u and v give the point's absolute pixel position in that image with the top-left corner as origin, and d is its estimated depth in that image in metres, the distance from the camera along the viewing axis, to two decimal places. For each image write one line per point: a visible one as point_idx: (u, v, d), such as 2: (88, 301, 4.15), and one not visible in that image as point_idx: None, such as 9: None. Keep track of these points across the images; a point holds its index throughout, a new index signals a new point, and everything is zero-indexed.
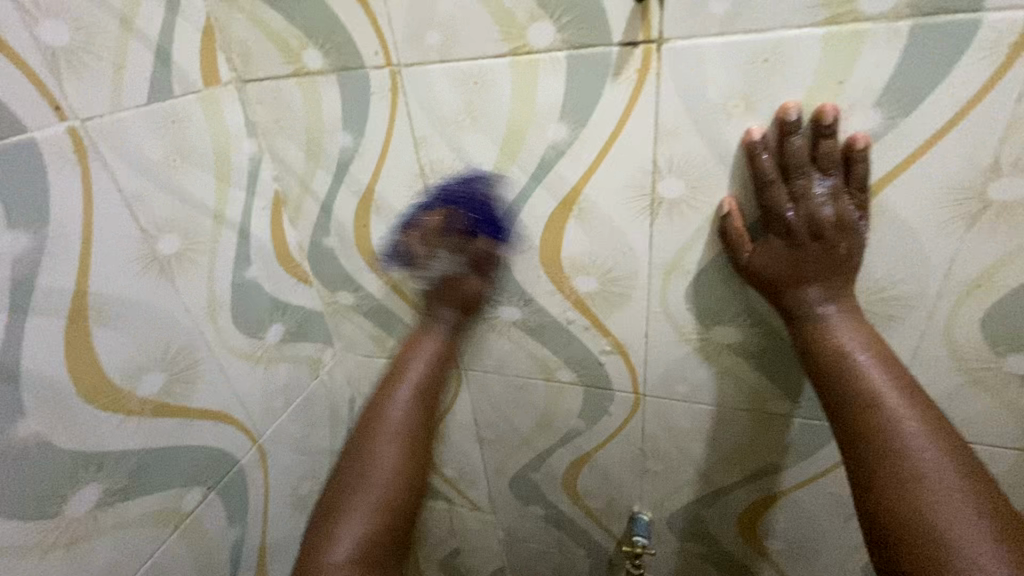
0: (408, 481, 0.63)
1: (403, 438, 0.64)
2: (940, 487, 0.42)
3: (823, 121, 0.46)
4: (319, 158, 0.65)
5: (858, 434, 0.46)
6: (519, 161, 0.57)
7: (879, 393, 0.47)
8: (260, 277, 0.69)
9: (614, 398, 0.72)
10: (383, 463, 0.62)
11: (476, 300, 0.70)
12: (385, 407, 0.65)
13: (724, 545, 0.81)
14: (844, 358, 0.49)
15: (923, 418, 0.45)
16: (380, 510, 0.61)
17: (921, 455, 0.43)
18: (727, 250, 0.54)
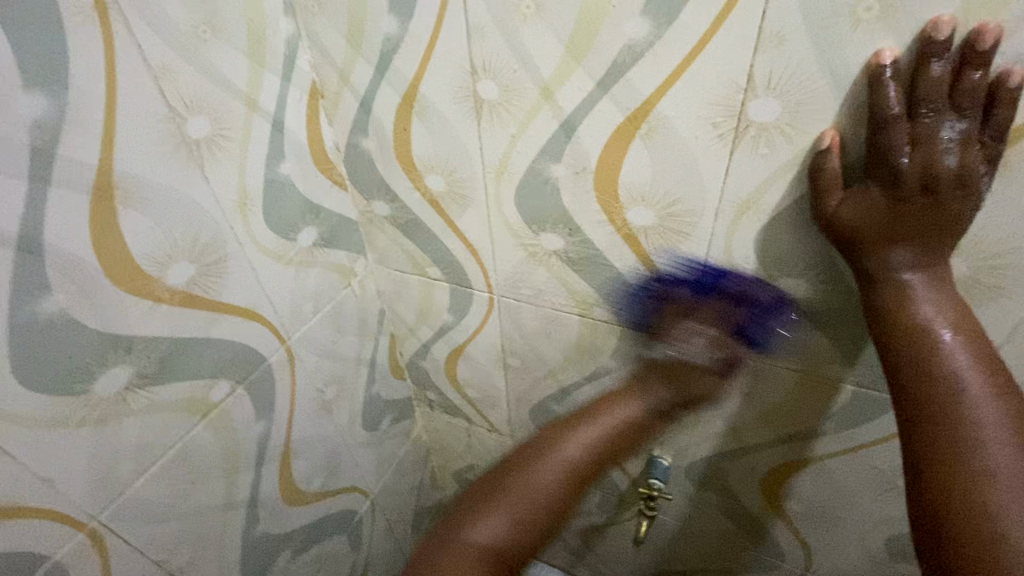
0: (551, 506, 0.58)
1: (569, 474, 0.60)
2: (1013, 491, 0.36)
3: (976, 47, 0.37)
4: (360, 46, 0.59)
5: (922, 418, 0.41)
6: (586, 64, 0.49)
7: (958, 372, 0.41)
8: (294, 175, 0.65)
9: (652, 343, 0.68)
10: (543, 477, 0.59)
11: (517, 223, 0.65)
12: (562, 437, 0.62)
13: (741, 500, 0.80)
14: (923, 328, 0.43)
15: (1008, 407, 0.40)
16: (517, 523, 0.56)
17: (996, 454, 0.38)
18: (811, 196, 0.48)
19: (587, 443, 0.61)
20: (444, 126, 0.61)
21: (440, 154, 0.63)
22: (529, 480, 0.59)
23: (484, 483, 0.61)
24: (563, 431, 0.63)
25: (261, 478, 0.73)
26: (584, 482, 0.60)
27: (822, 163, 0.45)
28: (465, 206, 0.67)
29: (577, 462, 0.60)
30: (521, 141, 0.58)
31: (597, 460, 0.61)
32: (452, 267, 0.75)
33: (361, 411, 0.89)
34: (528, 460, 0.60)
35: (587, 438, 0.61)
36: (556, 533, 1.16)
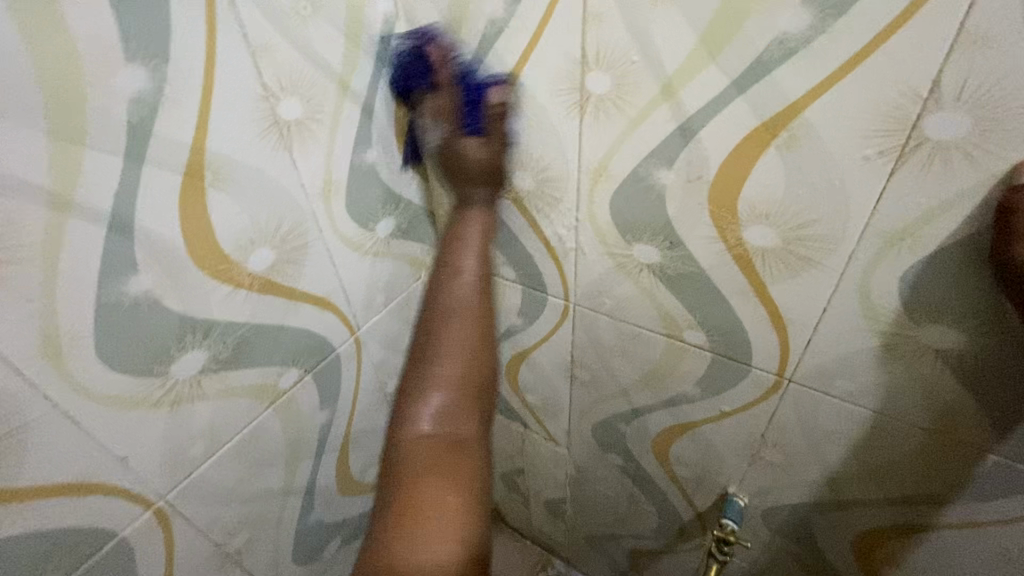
0: (479, 360, 0.48)
1: (469, 311, 0.50)
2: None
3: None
4: (460, 28, 0.54)
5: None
6: (722, 59, 0.42)
7: None
8: (378, 162, 0.62)
9: (749, 376, 0.61)
10: (453, 334, 0.48)
11: (609, 230, 0.59)
12: (449, 286, 0.52)
13: (826, 556, 0.72)
14: None
15: None
16: (457, 381, 0.46)
17: None
18: (993, 237, 0.39)
19: (474, 271, 0.53)
20: (541, 119, 0.56)
21: (532, 150, 0.58)
22: (428, 356, 0.47)
23: (407, 374, 0.47)
24: (446, 266, 0.53)
25: (320, 467, 0.72)
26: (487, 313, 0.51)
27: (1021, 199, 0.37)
28: (552, 208, 0.62)
29: (478, 301, 0.51)
30: (627, 142, 0.52)
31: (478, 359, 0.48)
32: (528, 270, 0.70)
33: None
34: (433, 331, 0.49)
35: (473, 275, 0.52)
36: (602, 550, 1.11)
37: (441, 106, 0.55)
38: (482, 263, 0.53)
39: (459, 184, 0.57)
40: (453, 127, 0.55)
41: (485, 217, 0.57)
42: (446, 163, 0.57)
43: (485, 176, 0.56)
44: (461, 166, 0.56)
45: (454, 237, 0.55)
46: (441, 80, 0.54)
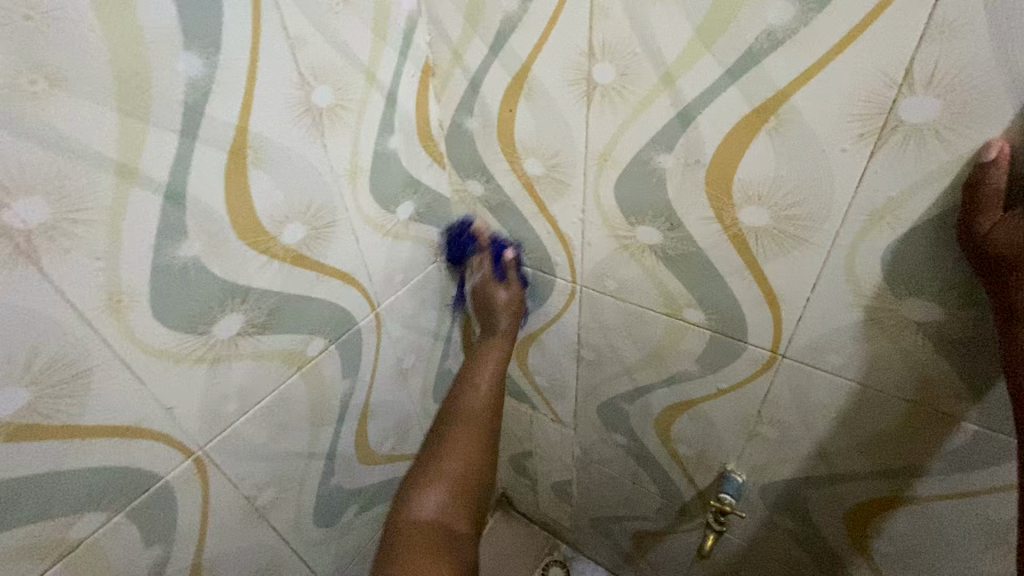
0: (483, 458, 0.67)
1: (478, 415, 0.71)
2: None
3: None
4: (477, 23, 0.59)
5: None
6: (716, 50, 0.47)
7: None
8: (400, 148, 0.67)
9: (745, 352, 0.64)
10: (461, 445, 0.67)
11: (613, 212, 0.63)
12: (467, 400, 0.73)
13: (821, 530, 0.75)
14: None
15: None
16: (458, 479, 0.64)
17: None
18: (961, 214, 0.43)
19: (488, 384, 0.75)
20: (551, 108, 0.60)
21: (543, 138, 0.63)
22: (439, 456, 0.66)
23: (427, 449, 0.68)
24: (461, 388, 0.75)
25: (341, 435, 0.77)
26: (495, 408, 0.73)
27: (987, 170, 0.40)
28: (561, 192, 0.66)
29: (494, 392, 0.75)
30: (630, 129, 0.56)
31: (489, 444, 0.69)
32: (538, 253, 0.75)
33: (433, 385, 0.92)
34: (448, 432, 0.69)
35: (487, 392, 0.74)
36: (607, 532, 1.15)
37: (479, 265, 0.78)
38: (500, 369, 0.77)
39: (487, 316, 0.80)
40: (487, 273, 0.78)
41: (505, 346, 0.79)
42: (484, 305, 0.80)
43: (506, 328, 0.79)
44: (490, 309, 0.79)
45: (479, 355, 0.79)
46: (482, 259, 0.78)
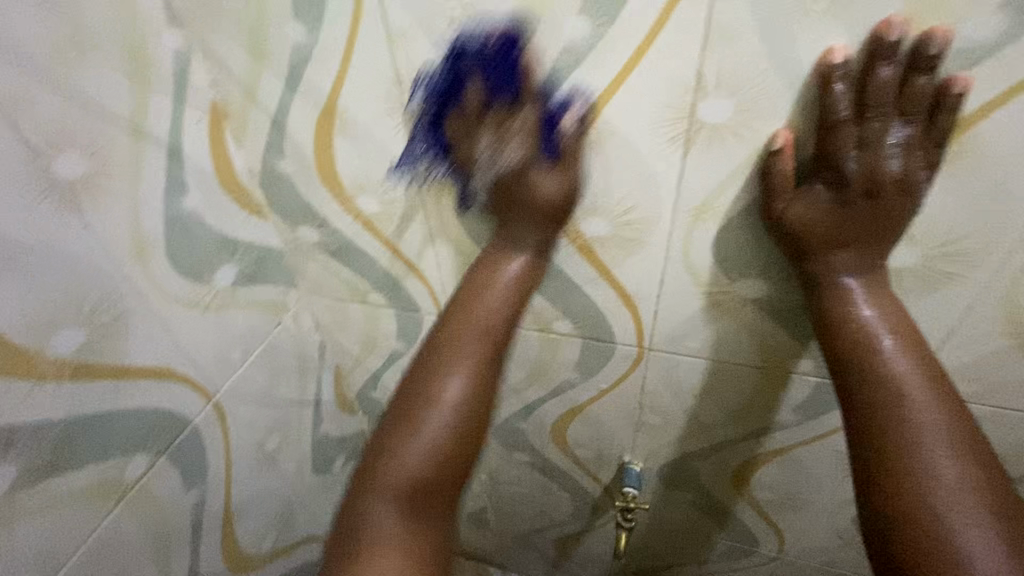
0: (434, 513, 0.47)
1: (496, 325, 0.52)
2: (987, 562, 0.36)
3: (929, 52, 0.37)
4: (265, 56, 0.52)
5: (892, 476, 0.41)
6: (523, 68, 0.45)
7: (901, 379, 0.43)
8: (200, 209, 0.57)
9: (616, 352, 0.65)
10: (414, 443, 0.47)
11: (461, 240, 0.60)
12: (430, 389, 0.49)
13: (715, 495, 0.79)
14: (867, 338, 0.45)
15: (946, 411, 0.42)
16: (405, 510, 0.46)
17: (944, 467, 0.40)
18: (761, 196, 0.47)
19: (506, 303, 0.53)
20: (371, 141, 0.55)
21: (369, 173, 0.58)
22: (395, 444, 0.48)
23: (359, 476, 0.48)
24: (438, 357, 0.51)
25: (200, 555, 0.64)
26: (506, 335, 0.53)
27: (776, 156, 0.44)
28: (405, 228, 0.61)
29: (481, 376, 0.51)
30: (458, 154, 0.53)
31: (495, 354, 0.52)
32: (394, 292, 0.69)
33: (310, 456, 0.82)
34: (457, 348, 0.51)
35: (447, 423, 0.48)
36: (531, 546, 1.13)
37: (495, 118, 0.47)
38: (512, 295, 0.53)
39: (507, 218, 0.52)
40: (529, 132, 0.47)
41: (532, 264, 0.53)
42: (506, 195, 0.51)
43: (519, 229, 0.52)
44: (527, 213, 0.50)
45: (473, 287, 0.53)
46: (471, 79, 0.46)
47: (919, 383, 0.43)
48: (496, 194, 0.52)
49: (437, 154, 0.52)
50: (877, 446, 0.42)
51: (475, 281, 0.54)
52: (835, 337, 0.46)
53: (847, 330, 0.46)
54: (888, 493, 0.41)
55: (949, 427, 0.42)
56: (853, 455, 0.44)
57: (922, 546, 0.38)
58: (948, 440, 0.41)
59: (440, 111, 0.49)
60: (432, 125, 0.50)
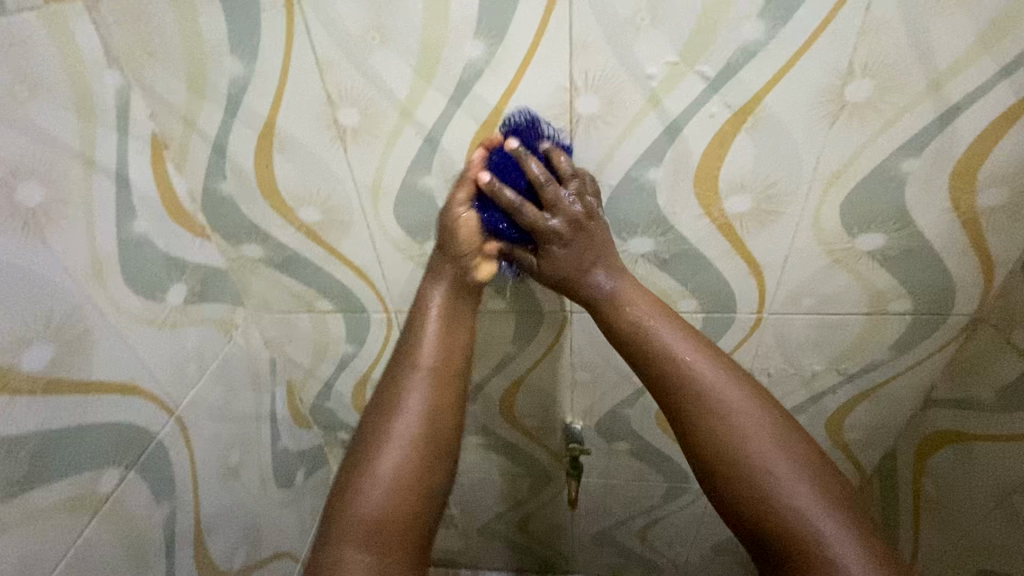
0: (423, 483, 0.53)
1: (454, 339, 0.61)
2: (784, 471, 0.48)
3: (727, 46, 0.51)
4: (204, 90, 0.59)
5: (702, 434, 0.50)
6: (435, 82, 0.56)
7: (711, 386, 0.52)
8: (149, 230, 0.62)
9: (544, 319, 0.76)
10: (395, 430, 0.55)
11: (399, 237, 0.68)
12: (402, 380, 0.58)
13: (647, 439, 0.91)
14: (666, 355, 0.53)
15: (744, 392, 0.52)
16: (399, 490, 0.52)
17: (762, 445, 0.49)
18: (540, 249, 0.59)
19: (459, 338, 0.61)
20: (307, 156, 0.63)
21: (309, 185, 0.65)
22: (375, 444, 0.55)
23: (341, 484, 0.54)
24: (403, 359, 0.59)
25: (175, 567, 0.67)
26: (462, 343, 0.62)
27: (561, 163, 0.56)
28: (345, 232, 0.69)
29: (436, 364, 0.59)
30: (389, 160, 0.62)
31: (453, 352, 0.60)
32: (341, 295, 0.76)
33: (272, 469, 0.86)
34: (395, 374, 0.59)
35: (417, 407, 0.56)
36: (496, 534, 1.19)
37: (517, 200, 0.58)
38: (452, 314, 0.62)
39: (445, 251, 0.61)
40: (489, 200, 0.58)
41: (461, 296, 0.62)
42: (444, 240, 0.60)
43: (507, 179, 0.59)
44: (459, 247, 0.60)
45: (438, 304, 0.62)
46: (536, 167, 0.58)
47: (694, 348, 0.54)
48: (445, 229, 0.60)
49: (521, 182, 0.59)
50: (687, 415, 0.52)
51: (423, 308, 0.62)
52: (620, 328, 0.56)
53: (627, 326, 0.55)
54: (708, 450, 0.50)
55: (722, 378, 0.52)
56: (694, 465, 0.52)
57: (741, 481, 0.48)
58: (728, 383, 0.52)
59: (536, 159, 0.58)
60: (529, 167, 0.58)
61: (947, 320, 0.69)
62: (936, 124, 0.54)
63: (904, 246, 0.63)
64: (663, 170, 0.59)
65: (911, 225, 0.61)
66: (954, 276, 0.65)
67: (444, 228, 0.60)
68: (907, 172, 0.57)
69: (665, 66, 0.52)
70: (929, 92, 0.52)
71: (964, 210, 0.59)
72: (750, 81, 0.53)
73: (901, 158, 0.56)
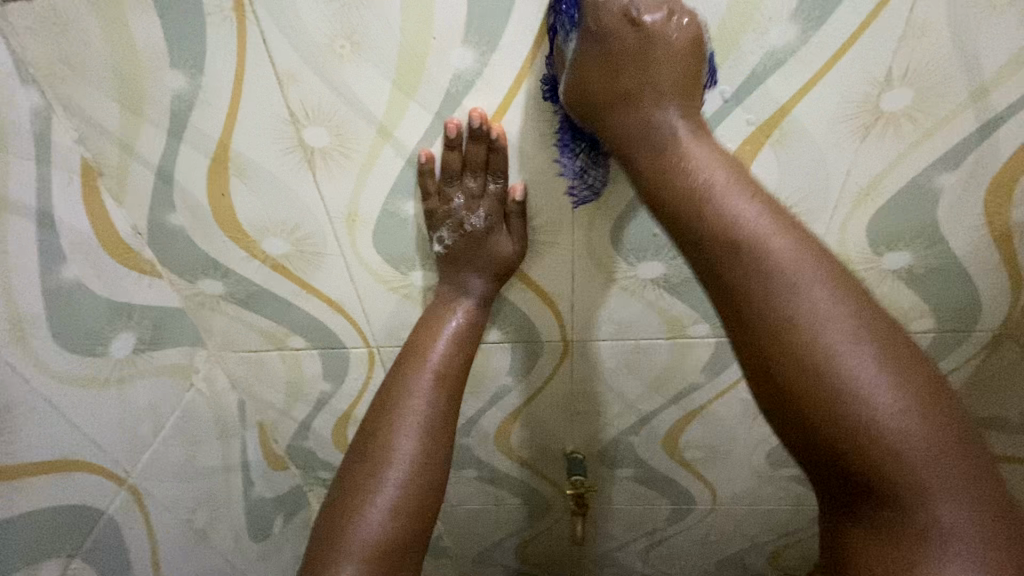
0: (422, 500, 0.51)
1: (461, 339, 0.59)
2: (932, 468, 0.34)
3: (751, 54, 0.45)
4: (142, 109, 0.50)
5: (790, 357, 0.35)
6: (419, 97, 0.48)
7: (833, 351, 0.35)
8: (83, 275, 0.53)
9: (544, 349, 0.69)
10: (398, 448, 0.52)
11: (380, 268, 0.61)
12: (407, 391, 0.56)
13: (652, 465, 0.86)
14: (785, 331, 0.35)
15: (897, 369, 0.35)
16: (393, 513, 0.50)
17: (915, 443, 0.34)
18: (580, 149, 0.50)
19: (465, 344, 0.59)
20: (271, 182, 0.54)
21: (274, 214, 0.57)
22: (378, 460, 0.52)
23: (338, 502, 0.51)
24: (407, 368, 0.57)
25: None
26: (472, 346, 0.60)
27: None
28: (318, 264, 0.61)
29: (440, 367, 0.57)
30: (367, 185, 0.54)
31: (460, 356, 0.59)
32: (316, 331, 0.68)
33: (245, 523, 0.77)
34: (400, 374, 0.57)
35: (420, 422, 0.54)
36: (492, 562, 1.13)
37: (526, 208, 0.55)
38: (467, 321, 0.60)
39: (460, 263, 0.58)
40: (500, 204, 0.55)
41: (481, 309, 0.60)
42: (461, 252, 0.58)
43: (485, 192, 0.54)
44: (478, 257, 0.57)
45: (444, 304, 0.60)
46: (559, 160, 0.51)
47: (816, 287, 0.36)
48: (459, 240, 0.57)
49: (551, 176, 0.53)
50: (786, 367, 0.36)
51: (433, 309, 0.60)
52: (689, 220, 0.38)
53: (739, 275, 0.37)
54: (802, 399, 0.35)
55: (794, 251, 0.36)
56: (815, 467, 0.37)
57: (857, 448, 0.34)
58: (812, 282, 0.36)
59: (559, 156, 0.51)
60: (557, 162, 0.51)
61: (971, 338, 0.65)
62: (976, 135, 0.49)
63: (932, 264, 0.58)
64: None
65: (941, 242, 0.56)
66: (982, 293, 0.60)
67: (456, 240, 0.57)
68: (942, 186, 0.52)
69: None
70: (970, 102, 0.47)
71: (997, 225, 0.55)
72: (775, 91, 0.47)
73: (935, 173, 0.51)
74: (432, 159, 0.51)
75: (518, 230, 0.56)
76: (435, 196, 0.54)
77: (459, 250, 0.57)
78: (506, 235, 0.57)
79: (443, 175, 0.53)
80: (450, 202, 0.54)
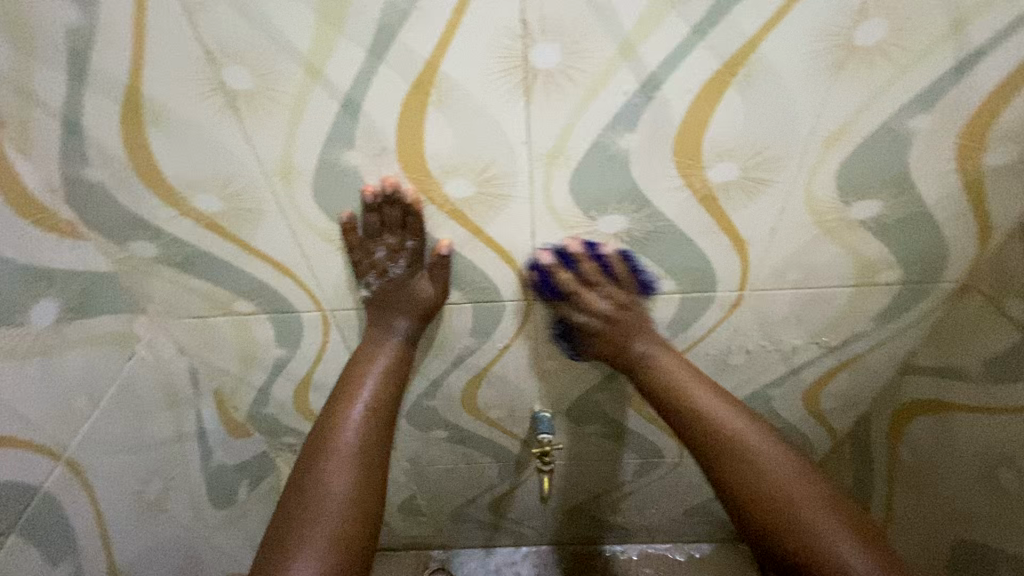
0: (361, 529, 0.53)
1: (401, 352, 0.65)
2: (785, 477, 0.52)
3: None
4: (34, 47, 0.44)
5: (758, 497, 0.52)
6: (348, 31, 0.43)
7: (731, 424, 0.56)
8: None
9: (505, 310, 0.67)
10: (336, 483, 0.55)
11: (324, 227, 0.57)
12: (340, 426, 0.59)
13: (619, 420, 0.86)
14: (702, 416, 0.56)
15: (762, 432, 0.55)
16: (335, 539, 0.52)
17: (780, 471, 0.53)
18: (540, 122, 0.48)
19: (404, 358, 0.65)
20: (193, 132, 0.49)
21: (201, 168, 0.52)
22: (316, 499, 0.54)
23: (290, 507, 0.54)
24: (337, 407, 0.61)
25: None
26: (410, 359, 0.66)
27: (562, 81, 0.46)
28: (256, 223, 0.56)
29: (384, 374, 0.63)
30: (300, 134, 0.49)
31: (399, 367, 0.65)
32: (262, 295, 0.64)
33: (205, 491, 0.75)
34: (348, 384, 0.63)
35: (366, 424, 0.60)
36: (467, 518, 1.15)
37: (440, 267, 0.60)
38: (400, 344, 0.65)
39: (386, 306, 0.63)
40: (416, 259, 0.60)
41: (408, 343, 0.65)
42: (384, 297, 0.63)
43: (404, 248, 0.58)
44: (403, 301, 0.62)
45: (380, 329, 0.64)
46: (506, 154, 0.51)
47: (722, 403, 0.57)
48: (382, 291, 0.62)
49: (477, 216, 0.55)
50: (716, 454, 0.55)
51: (369, 331, 0.65)
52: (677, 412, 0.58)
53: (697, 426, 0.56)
54: (731, 477, 0.53)
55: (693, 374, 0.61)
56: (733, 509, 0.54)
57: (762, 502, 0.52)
58: (706, 394, 0.58)
59: (513, 122, 0.48)
60: (516, 120, 0.48)
61: (936, 288, 0.64)
62: (952, 72, 0.46)
63: (901, 213, 0.56)
64: (638, 136, 0.49)
65: (911, 190, 0.54)
66: (948, 243, 0.59)
67: (380, 288, 0.62)
68: (914, 129, 0.50)
69: (634, 17, 0.42)
70: (947, 34, 0.44)
71: (969, 170, 0.53)
72: (739, 23, 0.43)
73: (907, 115, 0.49)
74: (353, 220, 0.55)
75: (440, 279, 0.61)
76: (359, 249, 0.58)
77: (386, 298, 0.63)
78: (427, 283, 0.62)
79: (365, 232, 0.57)
80: (374, 254, 0.59)
